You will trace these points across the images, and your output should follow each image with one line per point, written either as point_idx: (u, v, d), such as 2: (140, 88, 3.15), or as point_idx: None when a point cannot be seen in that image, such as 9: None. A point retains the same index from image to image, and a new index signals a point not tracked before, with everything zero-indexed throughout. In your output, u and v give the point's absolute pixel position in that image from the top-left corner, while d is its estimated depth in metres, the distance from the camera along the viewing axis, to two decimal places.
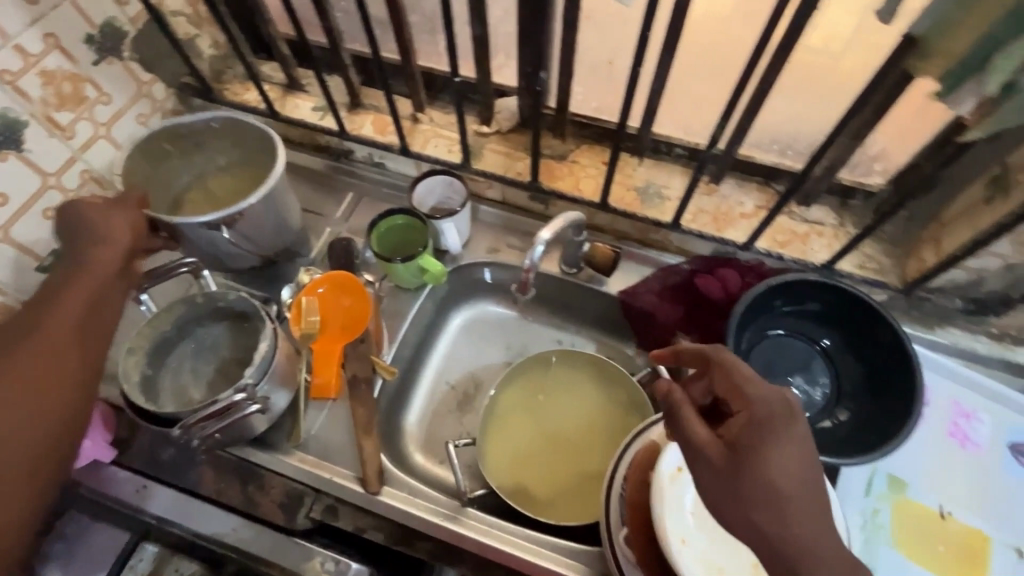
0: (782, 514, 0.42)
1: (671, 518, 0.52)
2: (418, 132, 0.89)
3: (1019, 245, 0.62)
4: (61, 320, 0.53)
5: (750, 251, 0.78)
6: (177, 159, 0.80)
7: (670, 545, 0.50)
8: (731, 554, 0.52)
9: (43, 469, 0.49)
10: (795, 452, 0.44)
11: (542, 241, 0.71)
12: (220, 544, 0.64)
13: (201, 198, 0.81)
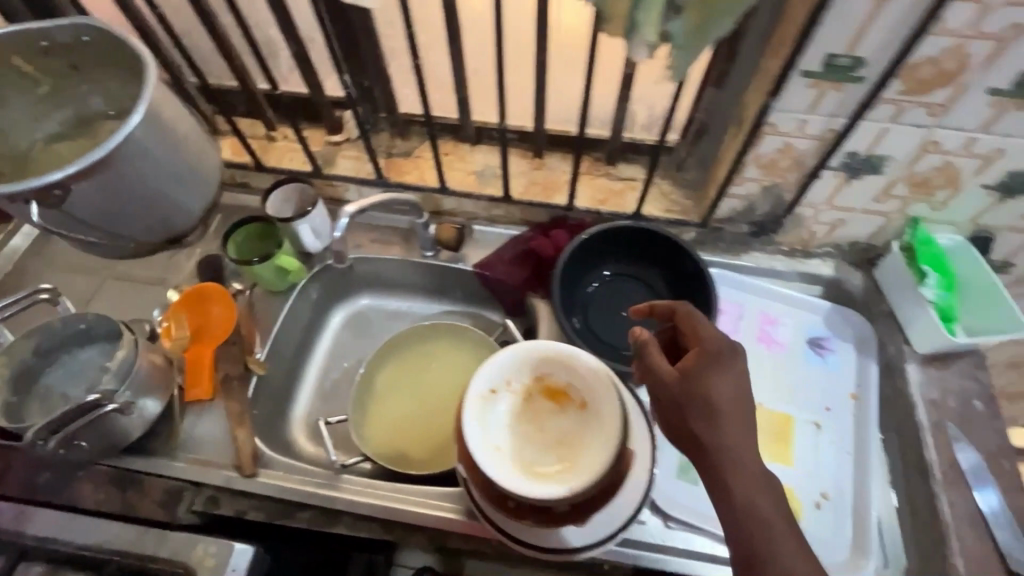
0: (716, 423, 0.54)
1: (487, 436, 0.59)
2: (273, 149, 0.96)
3: (761, 169, 0.75)
4: None
5: (574, 211, 0.89)
6: (79, 78, 0.69)
7: (484, 460, 0.57)
8: (543, 452, 0.59)
9: None
10: (735, 379, 0.56)
11: (347, 214, 0.79)
12: (102, 549, 0.67)
13: (68, 141, 0.71)
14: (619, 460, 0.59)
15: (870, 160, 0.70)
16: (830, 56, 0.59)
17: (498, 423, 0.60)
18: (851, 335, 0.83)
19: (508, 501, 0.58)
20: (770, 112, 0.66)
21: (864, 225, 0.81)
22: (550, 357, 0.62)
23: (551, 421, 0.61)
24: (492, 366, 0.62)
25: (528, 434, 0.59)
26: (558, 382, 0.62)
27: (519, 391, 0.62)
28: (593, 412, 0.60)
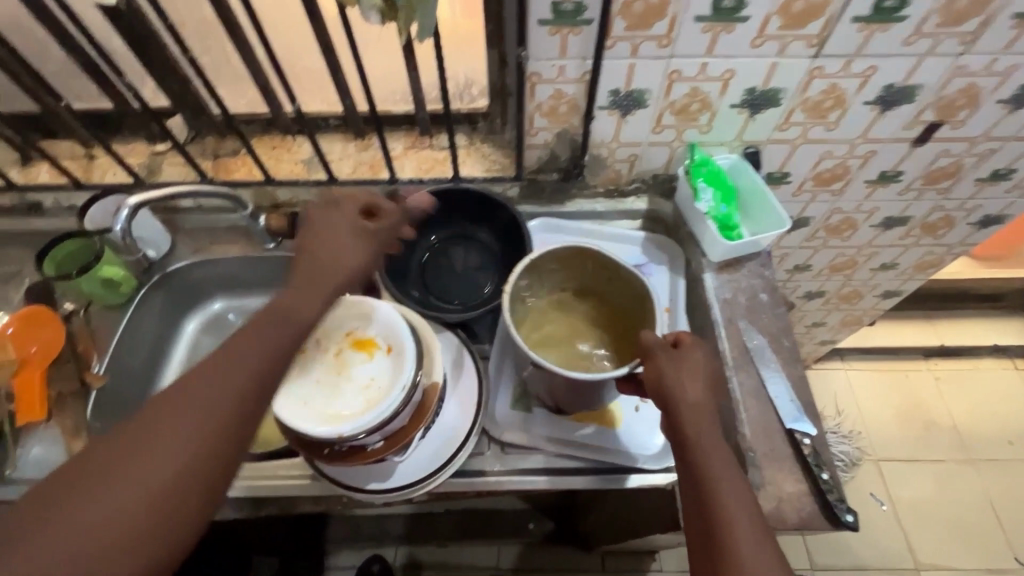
0: (696, 396, 0.61)
1: (293, 390, 0.63)
2: (95, 166, 0.95)
3: (547, 117, 0.82)
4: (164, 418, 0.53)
5: (400, 181, 0.93)
6: (608, 280, 0.77)
7: (286, 412, 0.61)
8: (348, 396, 0.63)
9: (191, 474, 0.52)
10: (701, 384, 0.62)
11: (127, 206, 0.73)
12: None
13: (582, 267, 0.77)
14: (418, 391, 0.64)
15: (632, 95, 0.78)
16: (555, 3, 0.66)
17: (307, 378, 0.64)
18: (664, 257, 0.93)
19: (322, 449, 0.62)
20: (527, 61, 0.73)
21: (656, 157, 0.90)
22: (363, 314, 0.68)
23: (359, 369, 0.66)
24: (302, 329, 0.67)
25: (335, 383, 0.64)
26: (368, 336, 0.68)
27: (329, 347, 0.67)
28: (395, 353, 0.65)
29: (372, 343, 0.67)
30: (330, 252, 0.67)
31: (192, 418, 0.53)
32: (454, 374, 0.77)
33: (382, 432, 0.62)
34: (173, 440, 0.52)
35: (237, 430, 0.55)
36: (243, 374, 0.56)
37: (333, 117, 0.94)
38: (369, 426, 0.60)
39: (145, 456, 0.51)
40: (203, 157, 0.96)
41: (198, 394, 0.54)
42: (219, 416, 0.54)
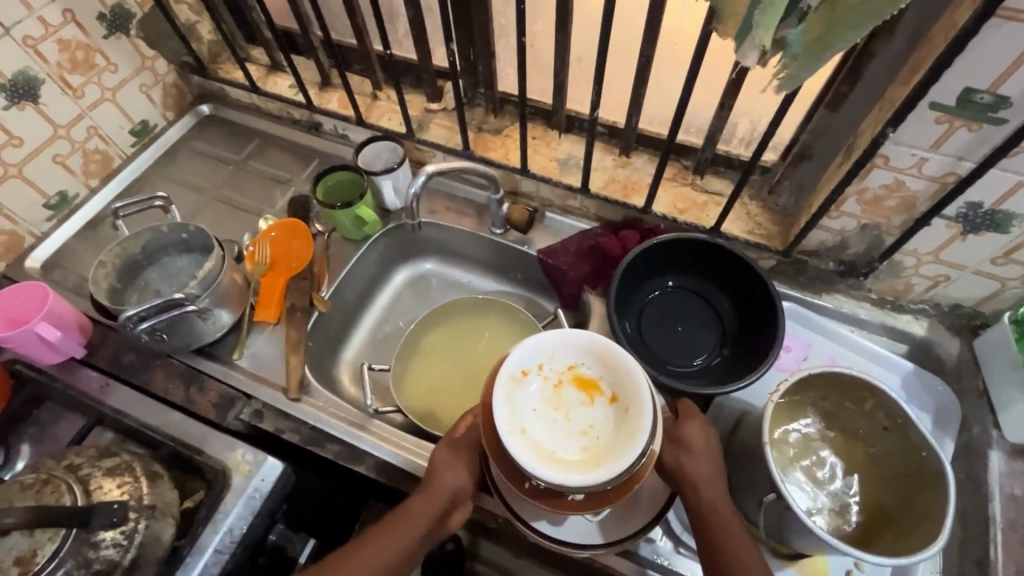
0: (682, 460, 0.61)
1: (513, 414, 0.59)
2: (375, 107, 1.01)
3: (863, 205, 0.69)
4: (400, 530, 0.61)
5: (649, 214, 0.86)
6: (887, 430, 0.65)
7: (508, 437, 0.57)
8: (565, 440, 0.59)
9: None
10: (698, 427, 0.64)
11: (426, 173, 0.81)
12: (161, 432, 0.75)
13: (857, 401, 0.66)
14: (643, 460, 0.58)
15: (995, 216, 0.62)
16: (968, 91, 0.54)
17: (526, 405, 0.60)
18: (931, 405, 0.76)
19: (523, 482, 0.59)
20: (884, 142, 0.61)
21: (973, 288, 0.72)
22: (592, 350, 0.62)
23: (577, 411, 0.61)
24: (526, 346, 0.62)
25: (552, 420, 0.60)
26: (593, 376, 0.62)
27: (550, 376, 0.62)
28: (623, 409, 0.60)
29: (597, 386, 0.62)
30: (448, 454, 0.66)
31: (391, 557, 0.60)
32: None
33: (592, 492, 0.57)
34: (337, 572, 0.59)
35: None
36: (424, 523, 0.62)
37: (607, 126, 0.89)
38: (587, 484, 0.56)
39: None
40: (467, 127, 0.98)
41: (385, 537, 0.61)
42: (424, 532, 0.62)
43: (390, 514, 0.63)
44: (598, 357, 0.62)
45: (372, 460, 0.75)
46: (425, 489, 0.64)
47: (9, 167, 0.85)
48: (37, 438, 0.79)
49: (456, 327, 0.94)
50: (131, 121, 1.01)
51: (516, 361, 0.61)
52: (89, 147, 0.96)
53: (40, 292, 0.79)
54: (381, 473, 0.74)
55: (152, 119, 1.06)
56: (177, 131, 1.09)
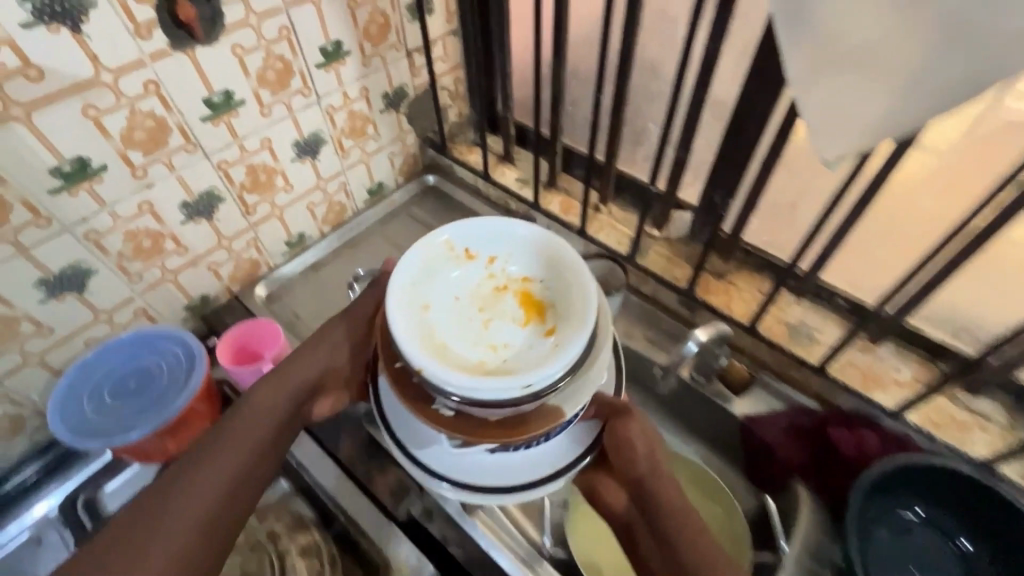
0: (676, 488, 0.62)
1: (438, 285, 0.64)
2: (597, 219, 1.01)
3: None
4: (240, 449, 0.62)
5: (898, 420, 0.75)
6: None
7: (410, 304, 0.62)
8: (473, 345, 0.60)
9: (230, 492, 0.60)
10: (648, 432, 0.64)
11: (696, 340, 0.76)
12: (336, 503, 0.76)
13: None
14: (530, 402, 0.56)
15: None
16: None
17: (456, 291, 0.65)
18: None
19: (394, 362, 0.60)
20: None
21: None
22: (552, 259, 0.65)
23: (502, 324, 0.63)
24: (476, 234, 0.67)
25: (467, 316, 0.63)
26: (538, 290, 0.65)
27: (500, 279, 0.66)
28: (548, 337, 0.60)
29: (534, 301, 0.64)
30: (327, 339, 0.70)
31: (238, 459, 0.62)
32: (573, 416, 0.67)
33: (453, 403, 0.57)
34: (165, 504, 0.58)
35: (238, 494, 0.60)
36: (258, 433, 0.64)
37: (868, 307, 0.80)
38: (460, 384, 0.55)
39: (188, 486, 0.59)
40: (689, 263, 0.94)
41: (242, 432, 0.63)
42: (250, 451, 0.63)
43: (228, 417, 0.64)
44: (559, 280, 0.64)
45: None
46: (267, 385, 0.66)
47: (274, 207, 0.95)
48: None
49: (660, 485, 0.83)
50: (371, 181, 1.10)
51: (464, 240, 0.67)
52: (335, 199, 1.05)
53: (271, 330, 0.84)
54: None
55: (387, 181, 1.14)
56: (403, 195, 1.17)
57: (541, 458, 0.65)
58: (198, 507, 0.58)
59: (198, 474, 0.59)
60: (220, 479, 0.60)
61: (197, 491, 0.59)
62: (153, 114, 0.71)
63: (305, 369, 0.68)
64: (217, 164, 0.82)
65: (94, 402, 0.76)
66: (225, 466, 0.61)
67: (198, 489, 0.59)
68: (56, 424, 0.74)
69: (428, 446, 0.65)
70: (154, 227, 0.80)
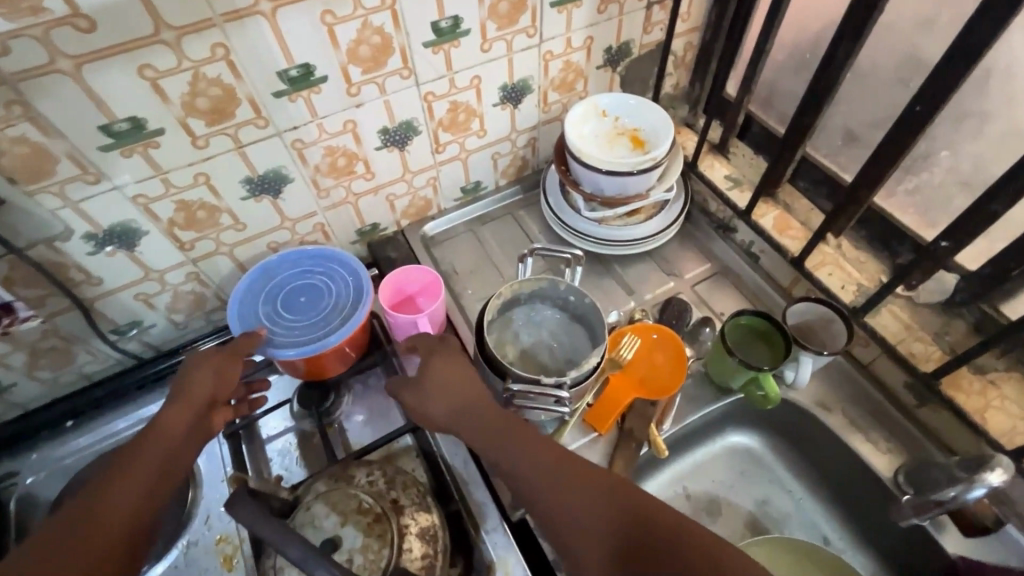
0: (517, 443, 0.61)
1: (583, 125, 0.86)
2: (818, 251, 0.83)
3: None
4: (160, 447, 0.61)
5: None
6: None
7: (569, 137, 0.83)
8: (601, 153, 0.84)
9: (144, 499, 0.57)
10: (443, 400, 0.65)
11: (987, 483, 0.58)
12: (451, 474, 0.72)
13: None
14: (633, 178, 0.81)
15: None
16: None
17: (592, 129, 0.86)
18: None
19: (562, 166, 0.87)
20: None
21: None
22: (652, 123, 0.85)
23: (620, 149, 0.85)
24: (615, 101, 0.87)
25: (597, 144, 0.85)
26: (641, 134, 0.86)
27: (619, 127, 0.87)
28: (648, 152, 0.83)
29: (636, 133, 0.86)
30: (208, 370, 0.68)
31: (160, 453, 0.61)
32: (652, 228, 0.89)
33: (596, 179, 0.82)
34: (103, 495, 0.56)
35: (160, 481, 0.59)
36: (179, 430, 0.63)
37: None
38: (600, 163, 0.80)
39: (124, 477, 0.58)
40: (935, 340, 0.73)
41: (166, 429, 0.62)
42: (171, 446, 0.62)
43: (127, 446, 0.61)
44: (656, 127, 0.85)
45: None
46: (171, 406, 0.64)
47: (463, 150, 0.89)
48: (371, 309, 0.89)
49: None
50: None
51: (603, 104, 0.87)
52: (520, 154, 0.96)
53: (428, 279, 0.83)
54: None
55: None
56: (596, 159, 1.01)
57: (636, 234, 0.89)
58: (113, 502, 0.56)
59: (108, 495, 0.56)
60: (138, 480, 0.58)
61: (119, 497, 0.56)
62: (382, 30, 0.66)
63: (199, 384, 0.66)
64: (423, 95, 0.77)
65: (264, 302, 0.77)
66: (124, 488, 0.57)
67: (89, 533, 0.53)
68: (229, 322, 0.75)
69: (569, 215, 0.90)
70: (352, 147, 0.78)
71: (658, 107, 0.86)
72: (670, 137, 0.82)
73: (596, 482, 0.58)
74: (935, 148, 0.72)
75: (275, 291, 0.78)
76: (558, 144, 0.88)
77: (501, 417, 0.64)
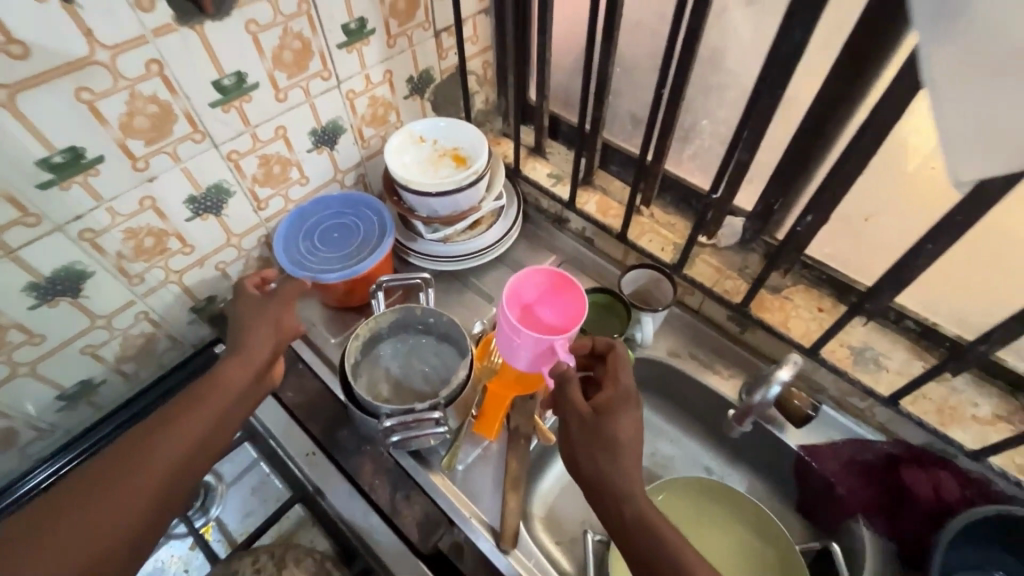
0: (611, 466, 0.57)
1: (404, 154, 0.89)
2: (637, 223, 0.94)
3: None
4: (207, 407, 0.60)
5: (977, 461, 0.68)
6: None
7: (393, 169, 0.85)
8: (427, 177, 0.87)
9: (183, 469, 0.56)
10: (631, 420, 0.59)
11: (780, 380, 0.69)
12: (354, 532, 0.69)
13: None
14: (461, 194, 0.85)
15: None
16: None
17: (414, 155, 0.89)
18: None
19: (394, 196, 0.89)
20: None
21: None
22: (469, 139, 0.90)
23: (445, 169, 0.88)
24: (431, 125, 0.91)
25: (421, 169, 0.88)
26: (461, 151, 0.90)
27: (439, 148, 0.90)
28: (470, 167, 0.87)
29: (457, 150, 0.90)
30: (258, 311, 0.69)
31: (207, 412, 0.60)
32: (496, 235, 0.94)
33: (427, 201, 0.85)
34: (144, 453, 0.55)
35: (194, 464, 0.57)
36: (219, 398, 0.61)
37: (946, 336, 0.72)
38: (427, 188, 0.83)
39: (161, 439, 0.56)
40: (740, 275, 0.86)
41: (215, 388, 0.61)
42: (209, 422, 0.59)
43: (176, 400, 0.61)
44: (473, 143, 0.89)
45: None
46: (225, 366, 0.63)
47: (289, 201, 0.87)
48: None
49: (706, 519, 0.77)
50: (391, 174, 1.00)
51: (419, 130, 0.90)
52: None
53: (551, 278, 0.74)
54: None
55: None
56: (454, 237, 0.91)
57: (482, 244, 0.93)
58: (155, 451, 0.55)
59: (149, 446, 0.56)
60: (178, 452, 0.56)
61: (154, 459, 0.55)
62: (156, 98, 0.63)
63: (230, 378, 0.62)
64: (226, 155, 0.73)
65: (294, 247, 0.84)
66: (173, 438, 0.57)
67: (138, 475, 0.54)
68: (277, 258, 0.83)
69: (417, 241, 0.92)
70: (158, 225, 0.72)
71: (471, 124, 0.90)
72: (487, 150, 0.87)
73: (665, 529, 0.54)
74: (696, 119, 0.85)
75: (313, 229, 0.86)
76: (386, 176, 0.89)
77: (597, 482, 0.57)
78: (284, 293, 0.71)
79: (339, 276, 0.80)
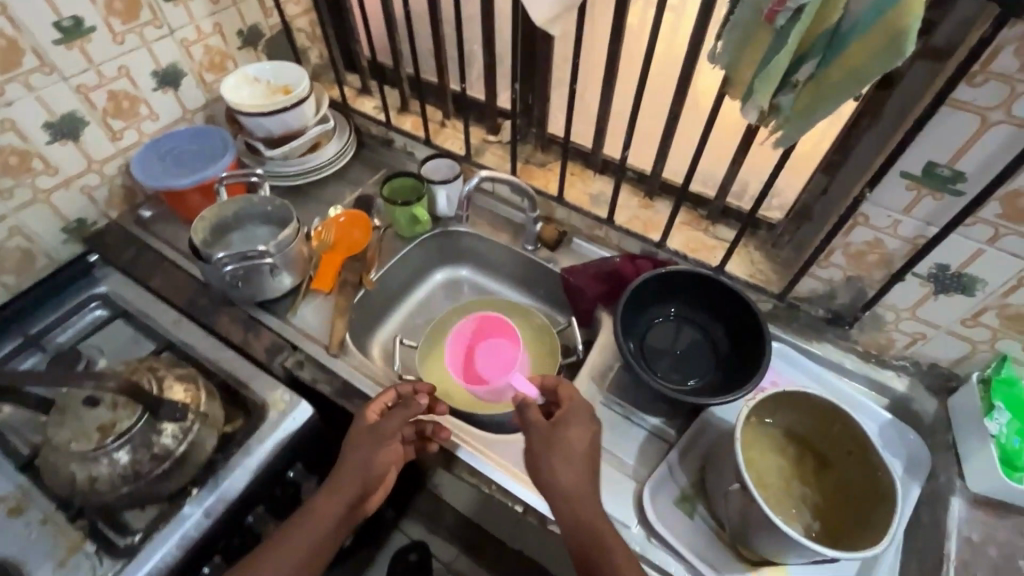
0: (553, 475, 0.70)
1: (241, 91, 1.09)
2: (442, 133, 1.19)
3: (849, 258, 0.80)
4: (332, 508, 0.72)
5: (665, 249, 0.97)
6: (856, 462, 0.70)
7: (228, 102, 1.06)
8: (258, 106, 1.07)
9: (323, 538, 0.71)
10: (580, 427, 0.73)
11: (479, 177, 0.97)
12: (216, 364, 0.87)
13: (850, 450, 0.71)
14: (286, 114, 1.06)
15: (960, 279, 0.72)
16: (931, 164, 0.66)
17: (249, 91, 1.10)
18: (904, 453, 0.83)
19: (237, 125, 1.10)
20: (863, 203, 0.72)
21: (944, 348, 0.80)
22: (294, 76, 1.10)
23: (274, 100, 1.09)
24: (263, 68, 1.11)
25: (255, 102, 1.08)
26: (289, 86, 1.10)
27: (271, 86, 1.11)
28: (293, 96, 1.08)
29: (285, 86, 1.11)
30: (362, 453, 0.75)
31: (338, 504, 0.73)
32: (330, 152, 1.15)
33: (258, 122, 1.06)
34: (275, 553, 0.69)
35: (327, 542, 0.72)
36: (334, 509, 0.72)
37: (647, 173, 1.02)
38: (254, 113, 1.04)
39: (289, 540, 0.70)
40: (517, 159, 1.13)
41: (329, 497, 0.73)
42: (337, 512, 0.72)
43: (306, 509, 0.73)
44: (296, 78, 1.10)
45: (497, 485, 0.80)
46: (335, 480, 0.74)
47: (143, 135, 1.05)
48: (108, 284, 0.99)
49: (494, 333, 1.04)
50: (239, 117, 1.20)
51: (253, 72, 1.11)
52: None
53: (478, 323, 0.94)
54: (446, 458, 0.83)
55: None
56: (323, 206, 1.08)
57: (320, 160, 1.13)
58: (304, 538, 0.70)
59: (258, 562, 0.68)
60: (307, 547, 0.70)
61: (308, 534, 0.71)
62: (3, 34, 0.80)
63: (356, 469, 0.74)
64: (76, 88, 0.91)
65: (150, 167, 1.03)
66: (306, 537, 0.70)
67: (279, 561, 0.69)
68: (135, 175, 1.01)
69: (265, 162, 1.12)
70: (20, 145, 0.88)
71: (295, 64, 1.11)
72: (305, 82, 1.08)
73: (585, 501, 0.68)
74: None
75: (167, 154, 1.05)
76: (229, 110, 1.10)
77: (584, 512, 0.68)
78: (389, 425, 0.76)
79: (188, 181, 0.99)
